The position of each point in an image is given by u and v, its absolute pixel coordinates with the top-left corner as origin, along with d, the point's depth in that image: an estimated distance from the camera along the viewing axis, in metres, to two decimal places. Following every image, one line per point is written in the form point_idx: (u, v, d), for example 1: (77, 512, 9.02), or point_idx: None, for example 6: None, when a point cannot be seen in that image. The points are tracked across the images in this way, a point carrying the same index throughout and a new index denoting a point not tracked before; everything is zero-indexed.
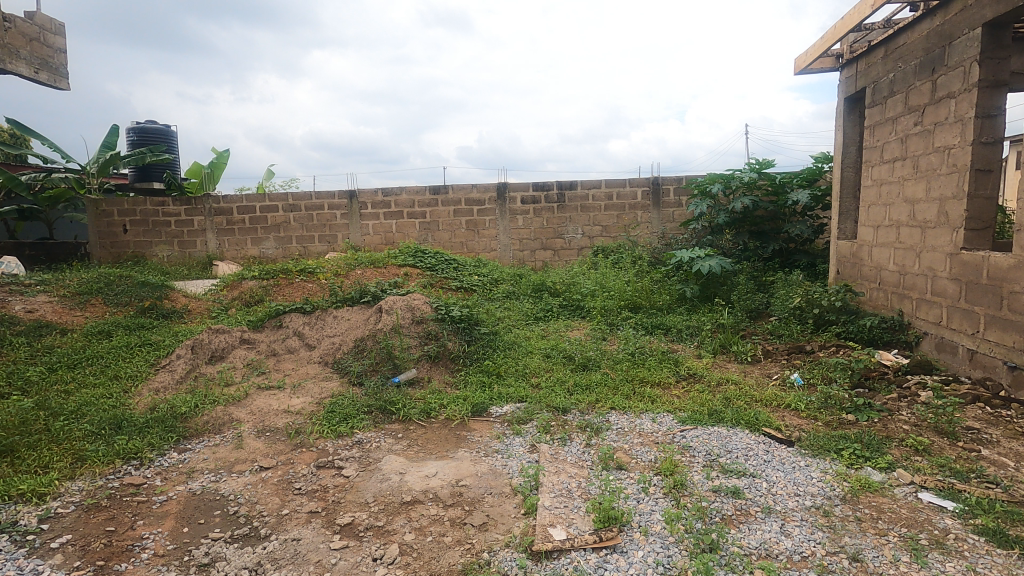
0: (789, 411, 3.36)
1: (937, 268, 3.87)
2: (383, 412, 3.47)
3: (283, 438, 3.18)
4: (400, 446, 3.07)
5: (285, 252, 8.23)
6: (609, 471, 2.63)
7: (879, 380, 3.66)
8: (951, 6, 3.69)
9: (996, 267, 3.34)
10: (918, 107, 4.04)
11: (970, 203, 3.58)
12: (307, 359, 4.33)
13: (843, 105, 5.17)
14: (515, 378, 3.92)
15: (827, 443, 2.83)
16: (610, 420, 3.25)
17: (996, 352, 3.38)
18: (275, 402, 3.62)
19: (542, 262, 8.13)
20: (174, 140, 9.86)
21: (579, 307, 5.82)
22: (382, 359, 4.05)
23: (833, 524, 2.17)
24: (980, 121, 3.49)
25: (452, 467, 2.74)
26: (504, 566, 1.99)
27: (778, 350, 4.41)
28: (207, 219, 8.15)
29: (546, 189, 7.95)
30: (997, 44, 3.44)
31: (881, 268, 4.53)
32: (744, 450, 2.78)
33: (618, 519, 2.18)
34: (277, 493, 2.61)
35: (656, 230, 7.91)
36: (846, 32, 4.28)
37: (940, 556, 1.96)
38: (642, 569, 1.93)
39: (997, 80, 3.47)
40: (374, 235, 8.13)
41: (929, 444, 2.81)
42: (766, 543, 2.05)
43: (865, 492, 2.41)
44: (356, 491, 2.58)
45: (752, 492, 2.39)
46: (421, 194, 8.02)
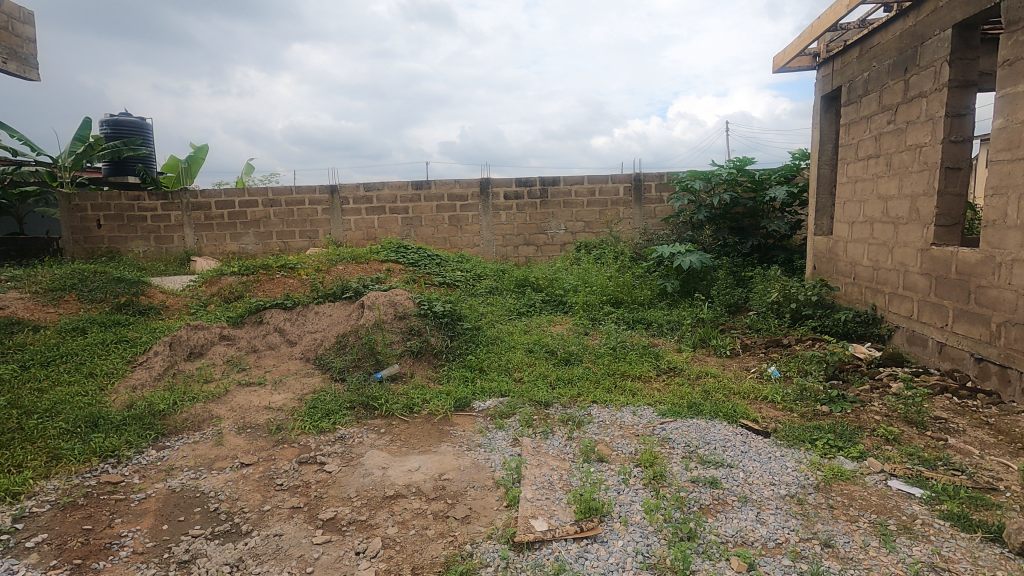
0: (766, 403, 3.44)
1: (909, 263, 3.98)
2: (365, 408, 3.47)
3: (264, 435, 3.16)
4: (383, 441, 3.07)
5: (265, 248, 8.12)
6: (590, 463, 2.67)
7: (853, 372, 3.75)
8: (922, 7, 3.79)
9: (964, 262, 3.45)
10: (891, 105, 4.15)
11: (940, 200, 3.68)
12: (289, 355, 4.30)
13: (820, 104, 5.27)
14: (497, 373, 3.94)
15: (802, 434, 2.91)
16: (592, 414, 3.29)
17: (964, 344, 3.50)
18: (256, 399, 3.60)
19: (526, 258, 8.15)
20: (150, 132, 9.67)
21: (561, 303, 5.86)
22: (364, 355, 4.04)
23: (806, 512, 2.23)
24: (950, 120, 3.59)
25: (434, 462, 2.76)
26: (486, 558, 2.01)
27: (756, 343, 4.50)
28: (185, 215, 8.01)
29: (529, 184, 7.97)
30: (967, 45, 3.54)
31: (856, 263, 4.64)
32: (722, 441, 2.84)
33: (599, 509, 2.22)
34: (259, 489, 2.59)
35: (638, 226, 7.98)
36: (822, 32, 4.37)
37: (907, 541, 2.04)
38: (622, 558, 1.96)
39: (967, 81, 3.57)
40: (356, 231, 8.06)
41: (898, 433, 2.90)
42: (742, 531, 2.10)
43: (837, 480, 2.48)
44: (338, 486, 2.58)
45: (729, 482, 2.45)
46: (404, 188, 7.98)
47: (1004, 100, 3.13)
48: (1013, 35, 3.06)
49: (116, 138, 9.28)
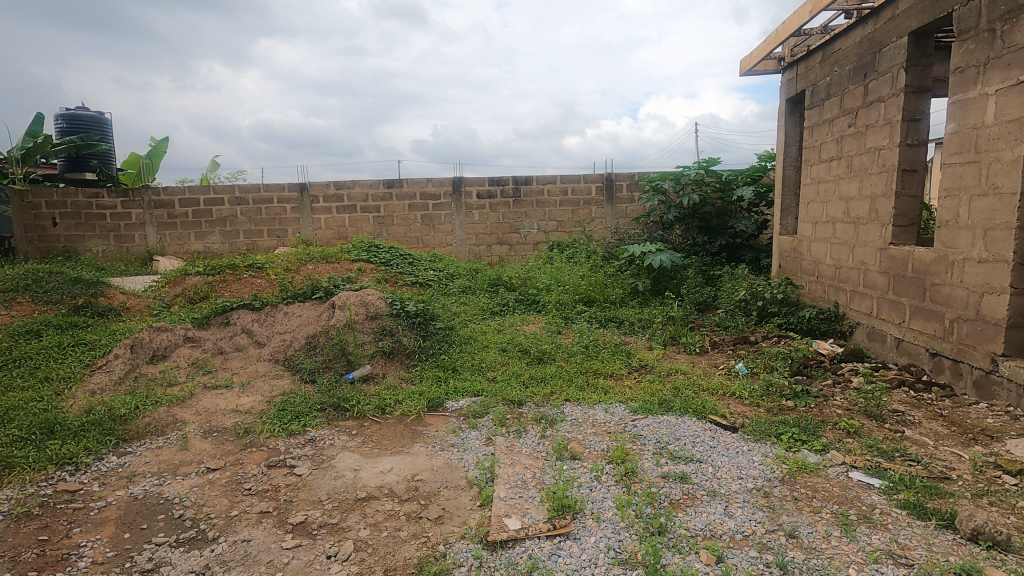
0: (734, 398, 3.52)
1: (869, 262, 4.12)
2: (337, 409, 3.42)
3: (231, 439, 3.08)
4: (354, 443, 3.04)
5: (232, 247, 7.92)
6: (562, 460, 2.69)
7: (816, 367, 3.87)
8: (880, 15, 3.92)
9: (920, 261, 3.59)
10: (851, 109, 4.28)
11: (897, 201, 3.82)
12: (257, 356, 4.20)
13: (785, 106, 5.42)
14: (471, 372, 3.94)
15: (768, 429, 2.99)
16: (565, 412, 3.31)
17: (920, 340, 3.64)
18: (222, 402, 3.51)
19: (498, 257, 8.15)
20: (109, 128, 9.34)
21: (534, 302, 5.88)
22: (336, 356, 3.99)
23: (772, 504, 2.29)
24: (906, 124, 3.73)
25: (407, 463, 2.74)
26: (459, 558, 2.01)
27: (724, 341, 4.59)
28: (147, 212, 7.76)
29: (502, 184, 7.97)
30: (921, 53, 3.68)
31: (819, 262, 4.79)
32: (691, 437, 2.90)
33: (572, 507, 2.24)
34: (226, 494, 2.53)
35: (610, 226, 8.06)
36: (786, 37, 4.48)
37: (867, 530, 2.11)
38: (594, 554, 1.98)
39: (922, 86, 3.71)
40: (326, 230, 7.94)
41: (859, 426, 3.01)
42: (711, 524, 2.14)
43: (801, 473, 2.55)
44: (309, 489, 2.54)
45: (698, 476, 2.50)
46: (375, 187, 7.89)
47: (956, 106, 3.26)
48: (965, 44, 3.19)
49: (72, 133, 8.92)
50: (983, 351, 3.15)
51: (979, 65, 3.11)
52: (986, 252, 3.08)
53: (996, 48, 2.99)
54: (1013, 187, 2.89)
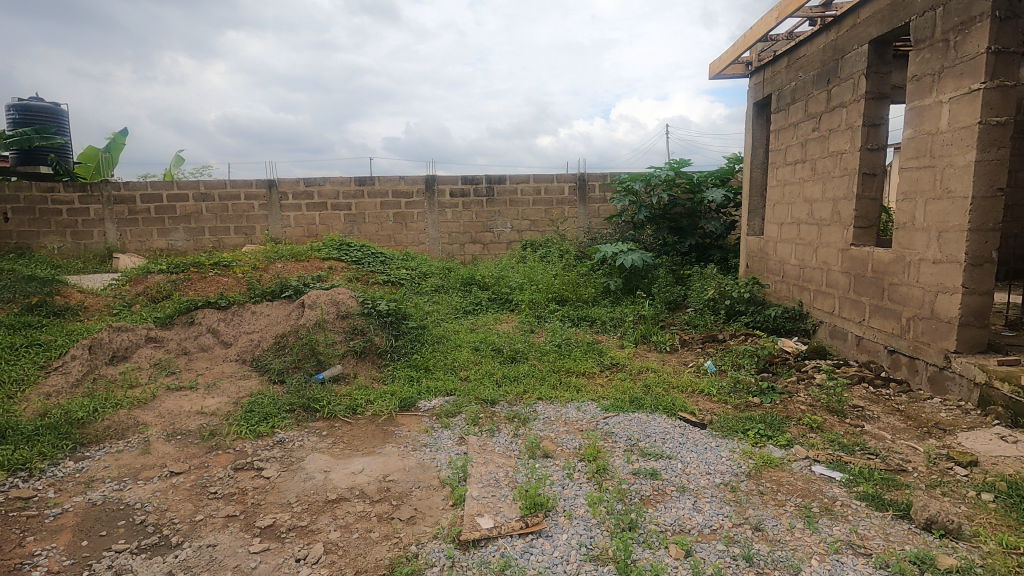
0: (702, 395, 3.59)
1: (831, 263, 4.25)
2: (306, 410, 3.36)
3: (196, 441, 3.00)
4: (325, 444, 2.99)
5: (197, 245, 7.70)
6: (535, 459, 2.70)
7: (781, 365, 3.98)
8: (843, 23, 4.05)
9: (879, 261, 3.72)
10: (815, 114, 4.41)
11: (858, 203, 3.95)
12: (222, 357, 4.10)
13: (752, 110, 5.55)
14: (443, 372, 3.92)
15: (735, 425, 3.06)
16: (538, 411, 3.33)
17: (878, 337, 3.77)
18: (186, 403, 3.41)
19: (472, 256, 8.12)
20: (64, 120, 8.96)
21: (507, 301, 5.89)
22: (305, 356, 3.92)
23: (738, 499, 2.35)
24: (867, 129, 3.86)
25: (378, 463, 2.72)
26: (431, 558, 2.00)
27: (693, 339, 4.68)
28: (106, 208, 7.49)
29: (475, 182, 7.95)
30: (881, 60, 3.81)
31: (784, 262, 4.92)
32: (662, 434, 2.95)
33: (544, 504, 2.25)
34: (190, 499, 2.47)
35: (583, 225, 8.12)
36: (754, 42, 4.59)
37: (829, 521, 2.18)
38: (566, 551, 2.00)
39: (881, 93, 3.84)
40: (296, 228, 7.79)
41: (821, 421, 3.10)
42: (680, 519, 2.18)
43: (767, 468, 2.62)
44: (278, 492, 2.49)
45: (668, 473, 2.54)
46: (346, 184, 7.78)
47: (913, 112, 3.39)
48: (920, 53, 3.33)
49: (25, 125, 8.53)
50: (937, 349, 3.28)
51: (933, 74, 3.24)
52: (940, 253, 3.20)
53: (949, 58, 3.11)
54: (966, 191, 3.02)
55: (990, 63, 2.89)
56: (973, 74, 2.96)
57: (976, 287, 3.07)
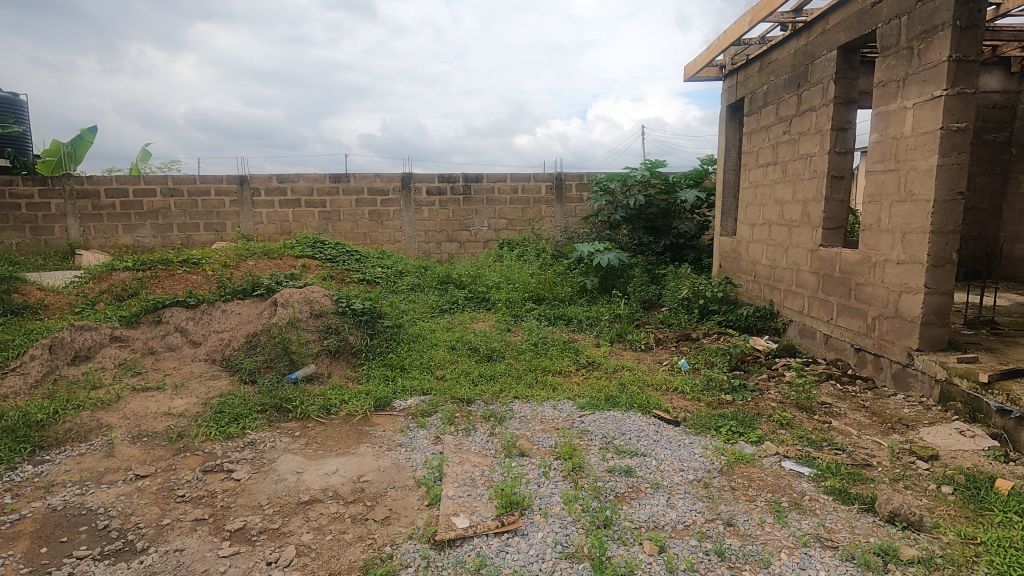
0: (676, 393, 3.64)
1: (801, 263, 4.36)
2: (278, 411, 3.30)
3: (163, 443, 2.92)
4: (297, 445, 2.94)
5: (164, 241, 7.49)
6: (511, 457, 2.70)
7: (752, 363, 4.06)
8: (813, 29, 4.15)
9: (846, 262, 3.82)
10: (786, 118, 4.51)
11: (826, 205, 4.05)
12: (191, 357, 4.00)
13: (725, 112, 5.64)
14: (419, 371, 3.89)
15: (708, 422, 3.11)
16: (514, 409, 3.33)
17: (846, 336, 3.88)
18: (153, 404, 3.32)
19: (448, 254, 8.09)
20: (24, 111, 8.65)
21: (484, 300, 5.88)
22: (278, 355, 3.85)
23: (711, 494, 2.39)
24: (835, 133, 3.96)
25: (353, 463, 2.69)
26: (406, 558, 1.98)
27: (667, 338, 4.74)
28: (68, 203, 7.24)
29: (452, 180, 7.91)
30: (849, 66, 3.92)
31: (756, 262, 5.02)
32: (636, 431, 2.98)
33: (520, 503, 2.25)
34: (157, 502, 2.40)
35: (559, 225, 8.16)
36: (727, 46, 4.67)
37: (797, 515, 2.23)
38: (542, 549, 2.00)
39: (849, 98, 3.94)
40: (268, 224, 7.64)
41: (791, 418, 3.18)
42: (654, 516, 2.21)
43: (738, 463, 2.67)
44: (249, 494, 2.44)
45: (642, 469, 2.57)
46: (320, 181, 7.66)
47: (879, 117, 3.49)
48: (886, 60, 3.43)
49: None
50: (900, 347, 3.39)
51: (898, 80, 3.34)
52: (904, 254, 3.30)
53: (913, 65, 3.21)
54: (928, 194, 3.12)
55: (951, 71, 2.99)
56: (935, 81, 3.06)
57: (938, 288, 3.17)
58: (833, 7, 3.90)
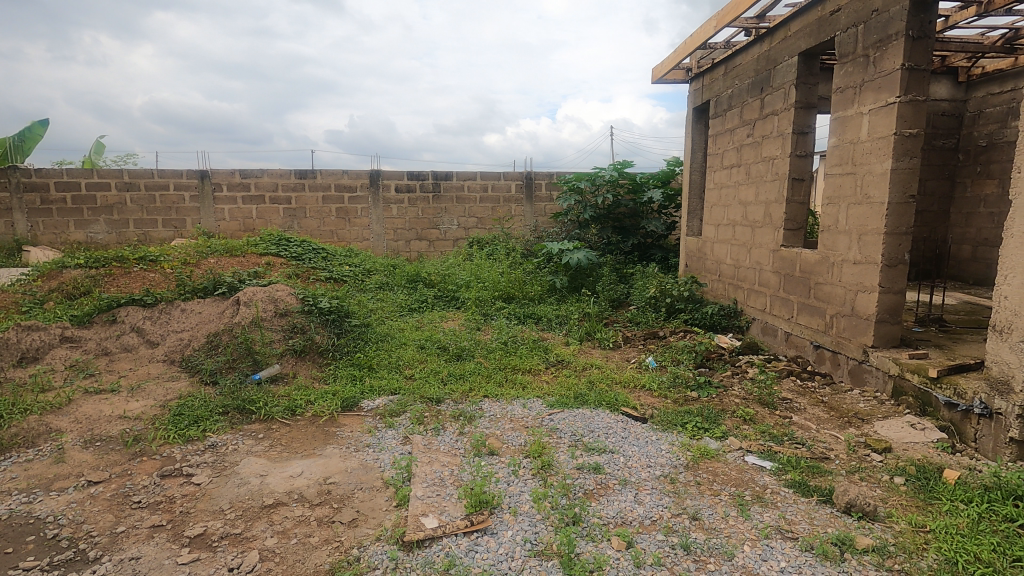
0: (644, 390, 3.70)
1: (763, 263, 4.47)
2: (240, 412, 3.22)
3: (118, 448, 2.80)
4: (261, 447, 2.87)
5: (120, 238, 7.20)
6: (480, 457, 2.69)
7: (717, 360, 4.16)
8: (775, 34, 4.27)
9: (806, 262, 3.94)
10: (749, 121, 4.63)
11: (788, 206, 4.16)
12: (148, 358, 3.87)
13: (692, 114, 5.75)
14: (388, 370, 3.84)
15: (674, 419, 3.17)
16: (483, 409, 3.32)
17: (805, 334, 4.00)
18: (107, 407, 3.18)
19: (417, 253, 8.02)
20: None
21: (453, 299, 5.85)
22: (240, 355, 3.74)
23: (677, 490, 2.43)
24: (796, 137, 4.07)
25: (319, 465, 2.63)
26: (374, 560, 1.96)
27: (635, 336, 4.81)
28: (15, 196, 6.89)
29: (421, 178, 7.84)
30: (809, 72, 4.04)
31: (721, 262, 5.14)
32: (605, 429, 3.01)
33: (489, 502, 2.25)
34: (111, 509, 2.30)
35: (529, 224, 8.19)
36: (693, 49, 4.76)
37: (760, 508, 2.29)
38: (511, 548, 2.00)
39: (809, 103, 4.07)
40: (231, 221, 7.43)
41: (753, 414, 3.26)
42: (622, 512, 2.23)
43: (704, 459, 2.73)
44: (209, 499, 2.36)
45: (611, 466, 2.60)
46: (285, 177, 7.48)
47: (837, 122, 3.61)
48: (844, 67, 3.55)
49: None
50: (857, 344, 3.51)
51: (855, 86, 3.47)
52: (860, 254, 3.43)
53: (870, 72, 3.34)
54: (882, 197, 3.24)
55: (903, 79, 3.12)
56: (889, 88, 3.18)
57: (891, 287, 3.30)
58: (795, 14, 4.02)
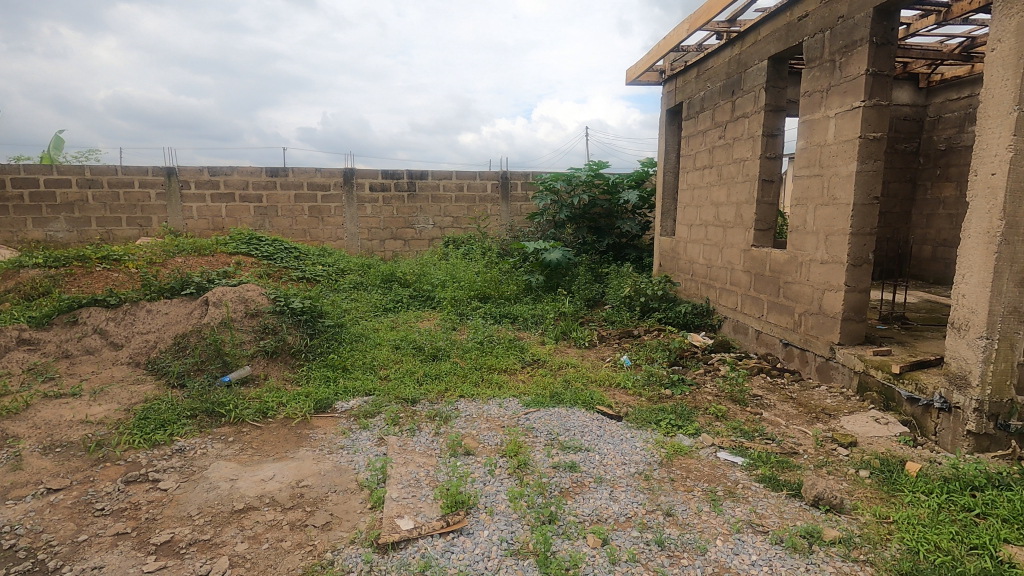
0: (619, 389, 3.73)
1: (735, 262, 4.56)
2: (209, 415, 3.14)
3: (79, 454, 2.71)
4: (231, 450, 2.81)
5: (81, 237, 6.96)
6: (456, 457, 2.68)
7: (690, 358, 4.22)
8: (745, 38, 4.35)
9: (776, 262, 4.03)
10: (721, 123, 4.71)
11: (758, 207, 4.25)
12: (112, 360, 3.75)
13: (665, 116, 5.82)
14: (362, 371, 3.79)
15: (649, 416, 3.20)
16: (459, 408, 3.31)
17: (775, 332, 4.10)
18: (68, 412, 3.07)
19: (392, 252, 7.94)
20: None
21: (429, 298, 5.81)
22: (210, 357, 3.65)
23: (651, 486, 2.46)
24: (766, 139, 4.16)
25: (291, 468, 2.59)
26: (348, 564, 1.93)
27: (610, 335, 4.85)
28: None
29: (396, 176, 7.77)
30: (778, 76, 4.13)
31: (694, 262, 5.22)
32: (580, 427, 3.03)
33: (465, 502, 2.24)
34: (72, 518, 2.22)
35: (505, 223, 8.19)
36: (666, 52, 4.82)
37: (732, 503, 2.34)
38: (487, 548, 2.00)
39: (778, 106, 4.16)
40: (199, 219, 7.25)
41: (725, 411, 3.32)
42: (597, 509, 2.25)
43: (677, 455, 2.77)
44: (177, 504, 2.30)
45: (586, 465, 2.62)
46: (256, 174, 7.32)
47: (805, 125, 3.70)
48: (812, 71, 3.65)
49: None
50: (824, 341, 3.61)
51: (822, 91, 3.56)
52: (827, 254, 3.52)
53: (836, 77, 3.43)
54: (848, 198, 3.33)
55: (868, 84, 3.21)
56: (854, 93, 3.28)
57: (856, 286, 3.40)
58: (764, 18, 4.11)
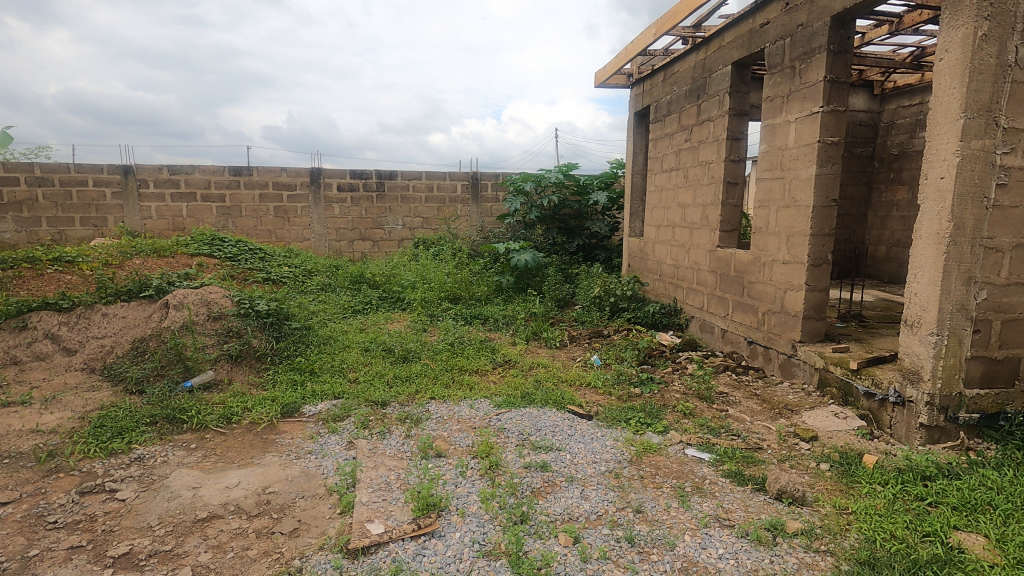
0: (589, 388, 3.77)
1: (701, 263, 4.66)
2: (170, 422, 3.04)
3: (30, 464, 2.58)
4: (194, 458, 2.72)
5: (30, 237, 6.64)
6: (427, 459, 2.66)
7: (658, 357, 4.29)
8: (710, 44, 4.46)
9: (740, 262, 4.13)
10: (687, 126, 4.81)
11: (723, 208, 4.35)
12: (64, 367, 3.59)
13: (633, 119, 5.91)
14: (331, 374, 3.73)
15: (619, 415, 3.24)
16: (430, 410, 3.28)
17: (740, 330, 4.20)
18: (17, 421, 2.93)
19: (361, 253, 7.83)
20: None
21: (399, 299, 5.76)
22: (170, 361, 3.52)
23: (621, 484, 2.49)
24: (730, 142, 4.26)
25: (257, 475, 2.52)
26: (316, 570, 1.90)
27: (580, 334, 4.90)
28: None
29: (364, 176, 7.67)
30: (741, 81, 4.23)
31: (661, 262, 5.31)
32: (551, 427, 3.05)
33: (437, 504, 2.22)
34: (21, 532, 2.11)
35: (475, 224, 8.17)
36: (634, 55, 4.90)
37: (699, 499, 2.38)
38: (459, 549, 1.99)
39: (742, 110, 4.27)
40: (158, 220, 7.02)
41: (693, 408, 3.39)
42: (569, 508, 2.26)
43: (646, 453, 2.81)
44: (135, 515, 2.22)
45: (557, 464, 2.63)
46: (218, 173, 7.12)
47: (767, 129, 3.81)
48: (773, 77, 3.76)
49: None
50: (786, 339, 3.72)
51: (783, 96, 3.67)
52: (788, 254, 3.63)
53: (796, 83, 3.54)
54: (808, 200, 3.44)
55: (826, 90, 3.32)
56: (813, 98, 3.39)
57: (816, 286, 3.51)
58: (728, 24, 4.21)
